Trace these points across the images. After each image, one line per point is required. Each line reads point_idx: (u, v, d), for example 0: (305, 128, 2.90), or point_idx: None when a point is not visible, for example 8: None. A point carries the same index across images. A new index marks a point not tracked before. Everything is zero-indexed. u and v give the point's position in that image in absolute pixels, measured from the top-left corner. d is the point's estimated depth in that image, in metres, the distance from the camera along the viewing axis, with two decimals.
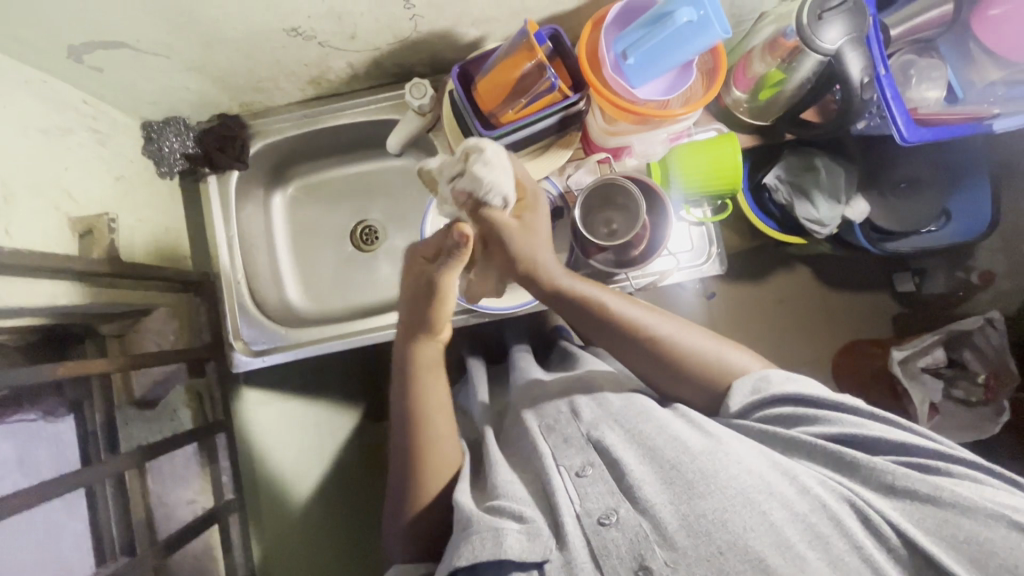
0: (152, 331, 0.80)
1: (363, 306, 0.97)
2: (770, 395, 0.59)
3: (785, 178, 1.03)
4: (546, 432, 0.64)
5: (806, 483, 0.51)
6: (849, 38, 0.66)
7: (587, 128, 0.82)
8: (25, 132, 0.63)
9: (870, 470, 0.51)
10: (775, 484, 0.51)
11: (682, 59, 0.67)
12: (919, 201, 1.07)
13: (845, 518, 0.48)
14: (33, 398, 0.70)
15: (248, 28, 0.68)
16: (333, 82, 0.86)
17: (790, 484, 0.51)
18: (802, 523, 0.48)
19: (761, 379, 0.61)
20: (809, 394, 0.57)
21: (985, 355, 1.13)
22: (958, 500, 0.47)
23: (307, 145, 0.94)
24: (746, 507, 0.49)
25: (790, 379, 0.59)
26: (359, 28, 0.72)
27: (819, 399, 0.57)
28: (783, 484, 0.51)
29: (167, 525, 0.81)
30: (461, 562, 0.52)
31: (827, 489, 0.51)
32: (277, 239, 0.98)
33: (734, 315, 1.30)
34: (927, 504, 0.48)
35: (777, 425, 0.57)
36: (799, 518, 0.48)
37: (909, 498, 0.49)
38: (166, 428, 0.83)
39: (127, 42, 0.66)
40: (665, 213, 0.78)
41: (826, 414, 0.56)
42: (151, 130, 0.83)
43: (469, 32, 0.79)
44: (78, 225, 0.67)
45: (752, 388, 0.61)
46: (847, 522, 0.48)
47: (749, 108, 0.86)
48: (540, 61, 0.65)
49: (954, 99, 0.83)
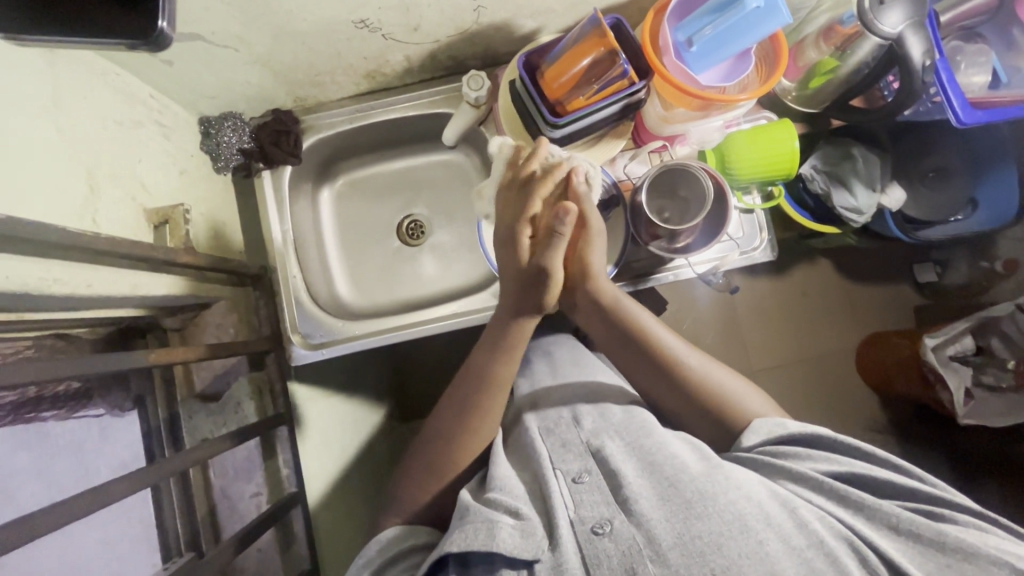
0: (213, 323, 0.81)
1: (410, 301, 0.97)
2: (787, 435, 0.59)
3: (821, 168, 1.02)
4: (545, 433, 0.66)
5: (805, 517, 0.50)
6: (910, 22, 0.68)
7: (642, 119, 0.83)
8: (103, 122, 0.63)
9: (875, 510, 0.52)
10: (773, 515, 0.50)
11: (745, 46, 0.68)
12: (947, 189, 1.08)
13: (842, 556, 0.48)
14: (101, 393, 0.69)
15: (317, 19, 0.70)
16: (388, 76, 0.87)
17: (789, 517, 0.50)
18: (798, 556, 0.48)
19: (776, 422, 0.61)
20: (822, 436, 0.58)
21: (1015, 344, 1.05)
22: (963, 547, 0.47)
23: (356, 140, 0.95)
24: (743, 534, 0.49)
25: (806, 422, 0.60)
26: (423, 20, 0.74)
27: (831, 442, 0.57)
28: (779, 513, 0.51)
29: (231, 521, 0.81)
30: (452, 548, 0.52)
31: (825, 525, 0.50)
32: (325, 235, 0.98)
33: (767, 307, 1.30)
34: (931, 548, 0.48)
35: (786, 460, 0.57)
36: (794, 551, 0.48)
37: (914, 540, 0.49)
38: (231, 420, 0.83)
39: (202, 35, 0.67)
40: (722, 211, 0.79)
41: (835, 455, 0.56)
42: (209, 125, 0.84)
43: (527, 24, 0.80)
44: (153, 216, 0.69)
45: (768, 429, 0.60)
46: (845, 560, 0.48)
47: (798, 96, 0.89)
48: (612, 47, 0.67)
49: (997, 85, 0.84)
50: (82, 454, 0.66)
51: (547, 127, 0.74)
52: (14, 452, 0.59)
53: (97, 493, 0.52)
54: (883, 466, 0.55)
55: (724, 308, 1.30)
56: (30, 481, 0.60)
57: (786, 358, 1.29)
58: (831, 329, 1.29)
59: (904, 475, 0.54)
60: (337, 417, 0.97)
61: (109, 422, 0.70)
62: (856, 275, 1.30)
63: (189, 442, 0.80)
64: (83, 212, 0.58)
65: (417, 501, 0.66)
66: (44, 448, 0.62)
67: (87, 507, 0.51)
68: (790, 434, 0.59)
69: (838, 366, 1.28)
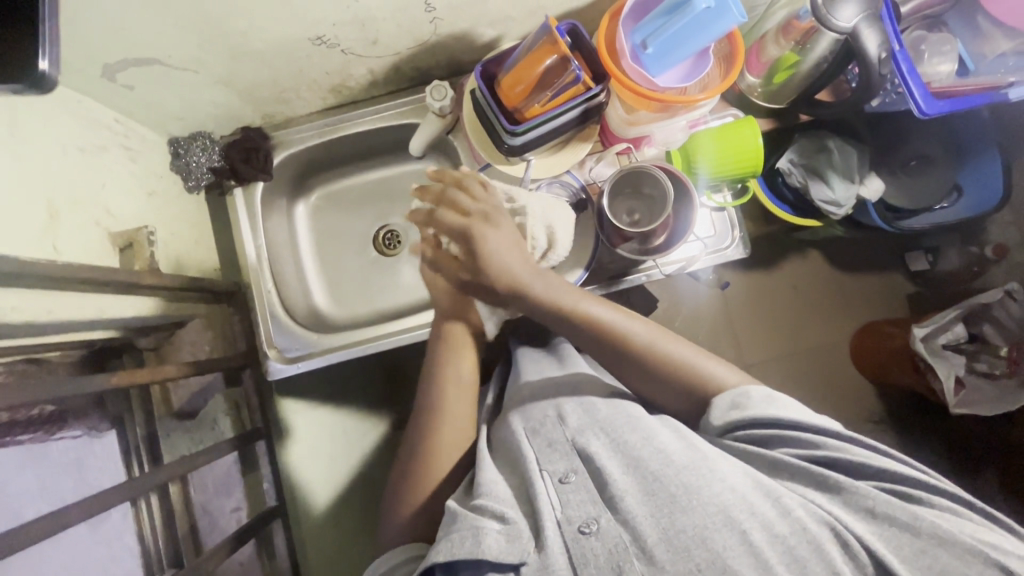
0: (187, 341, 0.82)
1: (388, 311, 0.97)
2: (743, 419, 0.56)
3: (798, 161, 1.00)
4: (530, 435, 0.63)
5: (788, 506, 0.49)
6: (864, 16, 0.69)
7: (607, 121, 0.83)
8: (65, 150, 0.65)
9: (852, 494, 0.49)
10: (757, 506, 0.49)
11: (700, 46, 0.68)
12: (929, 175, 1.05)
13: (826, 544, 0.46)
14: (78, 415, 0.70)
15: (273, 39, 0.71)
16: (353, 89, 0.88)
17: (772, 506, 0.49)
18: (780, 545, 0.46)
19: (741, 394, 0.59)
20: (785, 417, 0.54)
21: (1006, 329, 1.04)
22: (939, 532, 0.45)
23: (329, 153, 0.95)
24: (727, 526, 0.47)
25: (771, 399, 0.57)
26: (380, 34, 0.75)
27: (803, 424, 0.54)
28: (763, 503, 0.49)
29: (213, 535, 0.83)
30: (439, 557, 0.51)
31: (809, 512, 0.49)
32: (303, 249, 0.99)
33: (754, 303, 1.29)
34: (907, 533, 0.46)
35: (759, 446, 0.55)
36: (778, 540, 0.47)
37: (889, 524, 0.47)
38: (208, 437, 0.86)
39: (159, 58, 0.69)
40: (689, 201, 0.78)
41: (810, 436, 0.53)
42: (178, 146, 0.86)
43: (487, 33, 0.81)
44: (118, 239, 0.71)
45: (733, 404, 0.58)
46: (829, 550, 0.46)
47: (764, 93, 0.89)
48: (563, 53, 0.68)
49: (966, 72, 0.83)
50: (81, 473, 0.68)
51: (507, 135, 0.74)
52: (20, 472, 0.60)
53: (61, 514, 0.53)
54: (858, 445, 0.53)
55: (710, 307, 1.28)
56: (34, 501, 0.61)
57: (777, 354, 1.27)
58: (820, 322, 1.28)
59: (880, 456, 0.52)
60: (321, 429, 0.97)
61: (91, 442, 0.71)
62: (843, 267, 1.28)
63: (168, 459, 0.81)
64: (43, 239, 0.59)
65: (395, 526, 0.65)
66: (44, 465, 0.63)
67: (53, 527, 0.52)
68: (751, 417, 0.56)
69: (831, 359, 1.26)
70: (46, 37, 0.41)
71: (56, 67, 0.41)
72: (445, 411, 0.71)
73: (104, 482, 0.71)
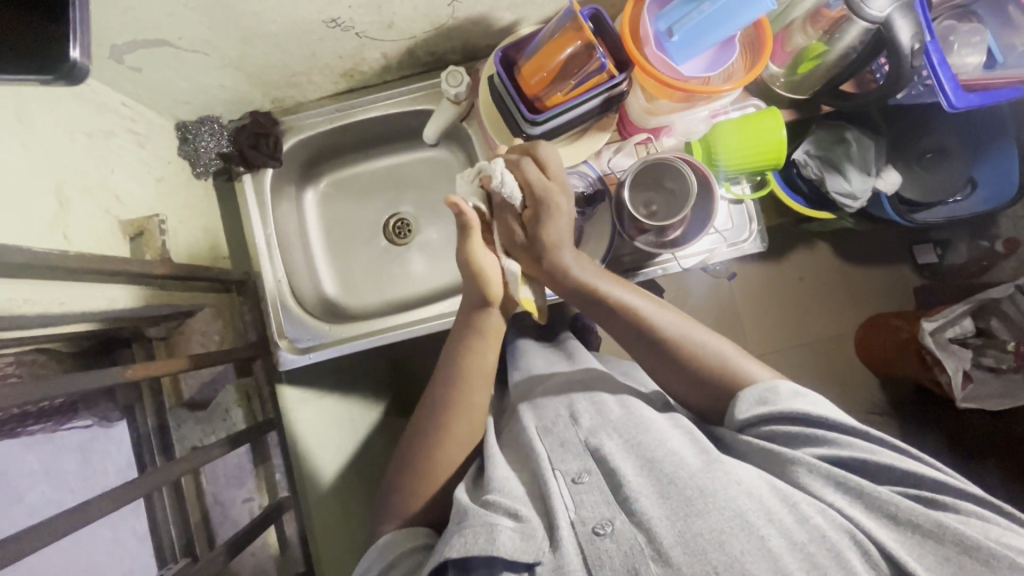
0: (197, 331, 0.79)
1: (397, 301, 0.96)
2: (779, 413, 0.55)
3: (814, 153, 0.97)
4: (542, 433, 0.62)
5: (806, 513, 0.48)
6: (897, 5, 0.68)
7: (627, 110, 0.81)
8: (73, 134, 0.63)
9: (874, 499, 0.49)
10: (774, 509, 0.48)
11: (729, 35, 0.66)
12: (945, 170, 1.03)
13: (845, 550, 0.46)
14: (88, 404, 0.69)
15: (287, 20, 0.68)
16: (366, 74, 0.86)
17: (790, 512, 0.48)
18: (799, 552, 0.46)
19: (768, 390, 0.58)
20: (818, 416, 0.54)
21: (1014, 324, 1.03)
22: (962, 539, 0.45)
23: (339, 140, 0.93)
24: (744, 530, 0.47)
25: (800, 396, 0.56)
26: (397, 17, 0.72)
27: (835, 423, 0.53)
28: (778, 506, 0.49)
29: (225, 524, 0.83)
30: (451, 554, 0.50)
31: (827, 519, 0.48)
32: (312, 236, 0.97)
33: (763, 295, 1.28)
34: (929, 539, 0.46)
35: (780, 444, 0.54)
36: (796, 546, 0.46)
37: (912, 531, 0.47)
38: (219, 428, 0.84)
39: (168, 40, 0.67)
40: (711, 196, 0.76)
41: (833, 436, 0.53)
42: (186, 130, 0.84)
43: (505, 17, 0.78)
44: (129, 228, 0.69)
45: (758, 398, 0.57)
46: (848, 555, 0.46)
47: (786, 83, 0.88)
48: (587, 39, 0.67)
49: (994, 64, 0.81)
50: (88, 463, 0.67)
51: (526, 124, 0.72)
52: (22, 455, 0.60)
53: (83, 509, 0.52)
54: (888, 447, 0.52)
55: (717, 299, 1.27)
56: (40, 482, 0.61)
57: (784, 346, 1.27)
58: (830, 315, 1.27)
59: (911, 460, 0.51)
60: None
61: (101, 431, 0.70)
62: (854, 259, 1.27)
63: (180, 451, 0.80)
64: (54, 228, 0.58)
65: (396, 516, 0.63)
66: (51, 454, 0.63)
67: (76, 523, 0.51)
68: (780, 411, 0.55)
69: (839, 351, 1.26)
70: (76, 25, 0.39)
71: (87, 57, 0.40)
72: (459, 401, 0.67)
73: (115, 472, 0.71)
